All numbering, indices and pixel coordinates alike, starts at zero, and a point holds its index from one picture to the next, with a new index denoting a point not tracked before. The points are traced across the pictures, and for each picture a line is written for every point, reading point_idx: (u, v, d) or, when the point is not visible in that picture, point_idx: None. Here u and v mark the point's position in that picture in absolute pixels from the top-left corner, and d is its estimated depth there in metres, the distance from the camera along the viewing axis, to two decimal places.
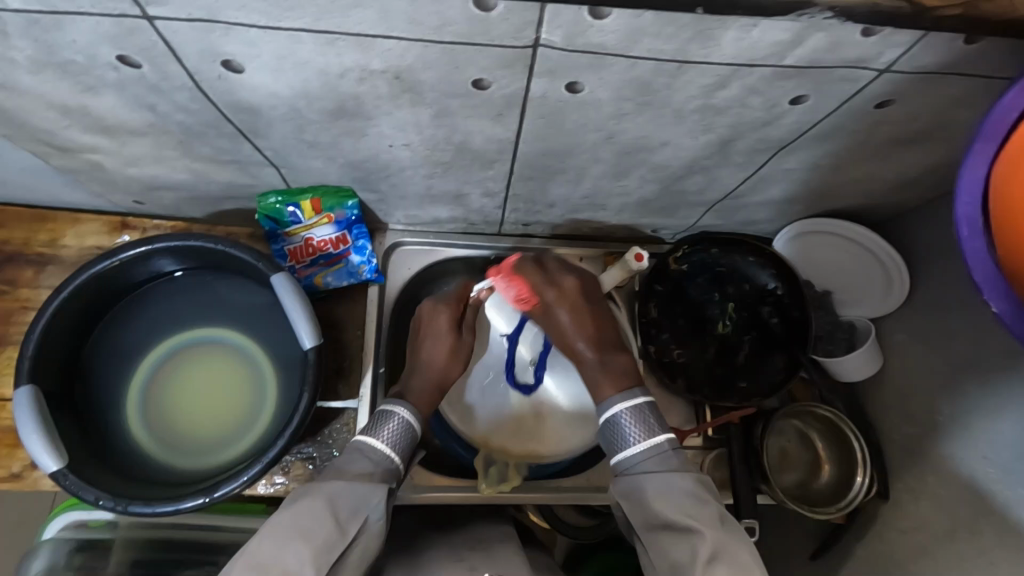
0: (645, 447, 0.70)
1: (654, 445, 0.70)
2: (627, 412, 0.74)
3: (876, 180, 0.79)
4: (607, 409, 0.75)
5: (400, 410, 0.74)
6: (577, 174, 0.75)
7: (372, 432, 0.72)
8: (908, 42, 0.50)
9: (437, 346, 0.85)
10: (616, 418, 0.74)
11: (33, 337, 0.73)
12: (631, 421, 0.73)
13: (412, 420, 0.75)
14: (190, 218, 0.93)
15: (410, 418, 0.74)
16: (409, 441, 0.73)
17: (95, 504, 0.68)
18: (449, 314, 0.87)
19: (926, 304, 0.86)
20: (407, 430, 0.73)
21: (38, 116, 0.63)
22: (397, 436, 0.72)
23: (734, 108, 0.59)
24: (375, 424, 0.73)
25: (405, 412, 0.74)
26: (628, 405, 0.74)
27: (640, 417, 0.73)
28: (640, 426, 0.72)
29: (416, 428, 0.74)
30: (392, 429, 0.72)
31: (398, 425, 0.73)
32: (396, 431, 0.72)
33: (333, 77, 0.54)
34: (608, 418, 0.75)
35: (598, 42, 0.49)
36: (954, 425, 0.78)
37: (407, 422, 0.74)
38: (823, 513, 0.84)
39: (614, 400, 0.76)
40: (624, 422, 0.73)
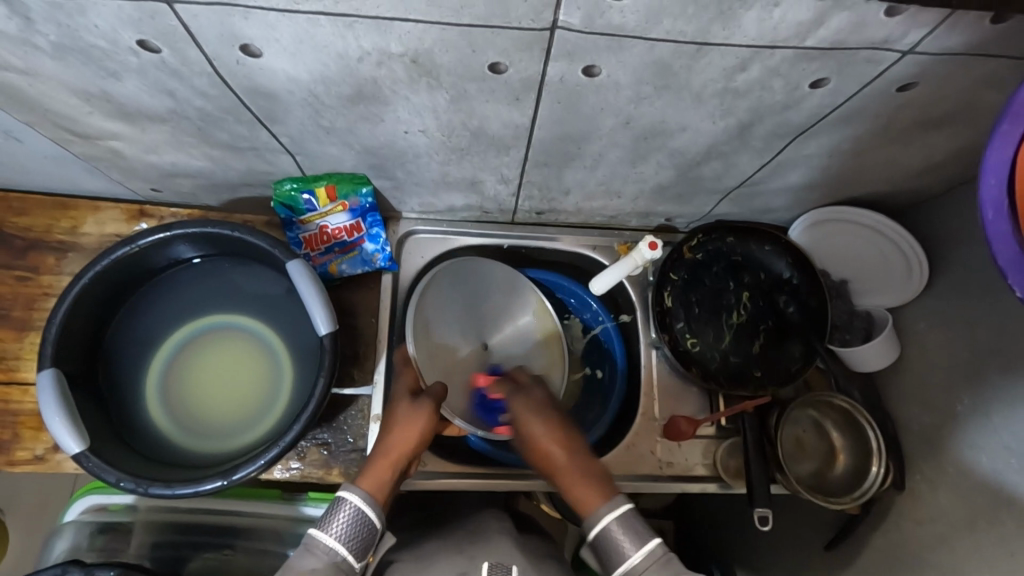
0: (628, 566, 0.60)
1: (648, 553, 0.60)
2: (617, 524, 0.62)
3: (896, 167, 0.78)
4: (593, 518, 0.63)
5: (354, 498, 0.66)
6: (592, 160, 0.75)
7: (324, 523, 0.64)
8: (933, 21, 0.49)
9: (404, 407, 0.78)
10: (602, 530, 0.62)
11: (56, 321, 0.74)
12: (620, 531, 0.62)
13: (366, 508, 0.66)
14: (207, 206, 0.94)
15: (364, 506, 0.66)
16: (364, 535, 0.65)
17: (117, 485, 0.69)
18: (405, 381, 0.83)
19: (947, 293, 0.84)
20: (363, 522, 0.65)
21: (61, 102, 0.64)
22: (351, 528, 0.64)
23: (754, 91, 0.58)
24: (329, 513, 0.66)
25: (358, 500, 0.66)
26: (613, 517, 0.63)
27: (626, 524, 0.62)
28: (630, 535, 0.62)
29: (374, 517, 0.66)
30: (343, 521, 0.65)
31: (351, 513, 0.65)
32: (349, 519, 0.65)
33: (352, 62, 0.55)
34: (595, 532, 0.63)
35: (618, 24, 0.49)
36: (974, 416, 0.77)
37: (360, 512, 0.65)
38: (838, 503, 0.84)
39: (604, 509, 0.63)
40: (614, 533, 0.62)
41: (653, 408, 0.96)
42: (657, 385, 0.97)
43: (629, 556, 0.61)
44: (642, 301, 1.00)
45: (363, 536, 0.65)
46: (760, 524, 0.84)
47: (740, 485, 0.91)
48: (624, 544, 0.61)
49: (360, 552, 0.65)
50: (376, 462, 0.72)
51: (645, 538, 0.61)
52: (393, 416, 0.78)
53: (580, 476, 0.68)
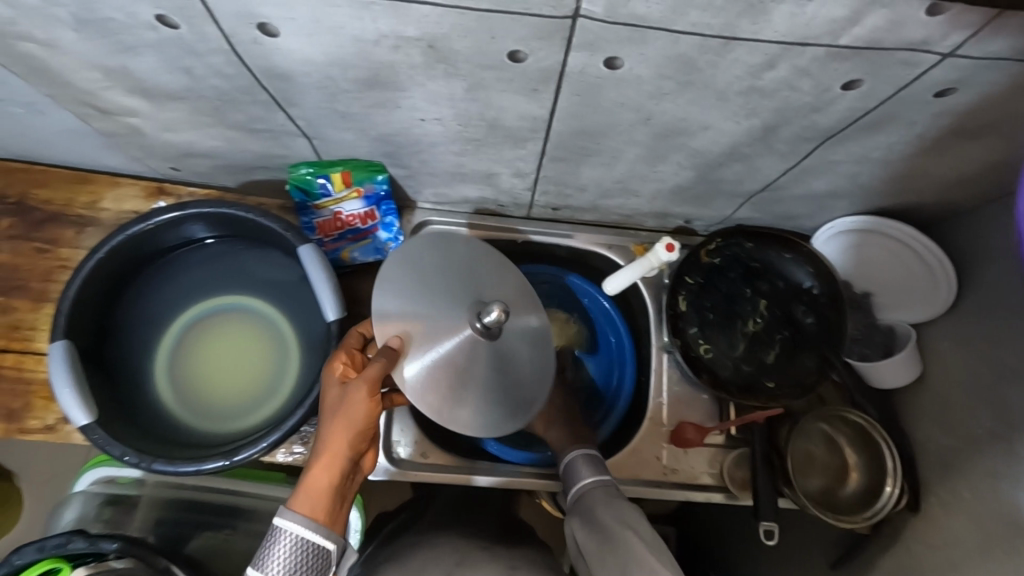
0: (591, 485, 0.77)
1: (602, 483, 0.77)
2: (580, 459, 0.80)
3: (926, 178, 0.75)
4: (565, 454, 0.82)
5: (292, 527, 0.61)
6: (610, 157, 0.73)
7: (263, 560, 0.60)
8: (977, 24, 0.47)
9: (332, 396, 0.65)
10: (571, 462, 0.80)
11: (70, 294, 0.75)
12: (582, 463, 0.79)
13: (302, 536, 0.61)
14: (224, 187, 0.94)
15: (305, 534, 0.61)
16: (310, 560, 0.61)
17: (122, 459, 0.70)
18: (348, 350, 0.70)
19: (975, 312, 0.81)
20: (305, 550, 0.61)
21: (80, 76, 0.64)
22: (298, 559, 0.61)
23: (781, 91, 0.56)
24: (264, 549, 0.61)
25: (291, 528, 0.60)
26: (580, 454, 0.80)
27: (592, 463, 0.80)
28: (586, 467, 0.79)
29: (321, 543, 0.61)
30: (284, 551, 0.60)
31: (291, 542, 0.61)
32: (288, 550, 0.60)
33: (368, 45, 0.54)
34: (564, 463, 0.81)
35: (641, 14, 0.47)
36: (996, 440, 0.74)
37: (296, 539, 0.60)
38: (848, 522, 0.81)
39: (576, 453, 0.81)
40: (577, 465, 0.79)
41: (662, 413, 0.94)
42: (667, 391, 0.95)
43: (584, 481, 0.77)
44: (656, 304, 0.98)
45: (312, 562, 0.61)
46: (766, 538, 0.82)
47: (747, 497, 0.89)
48: (586, 476, 0.78)
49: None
50: (317, 472, 0.63)
51: (598, 472, 0.78)
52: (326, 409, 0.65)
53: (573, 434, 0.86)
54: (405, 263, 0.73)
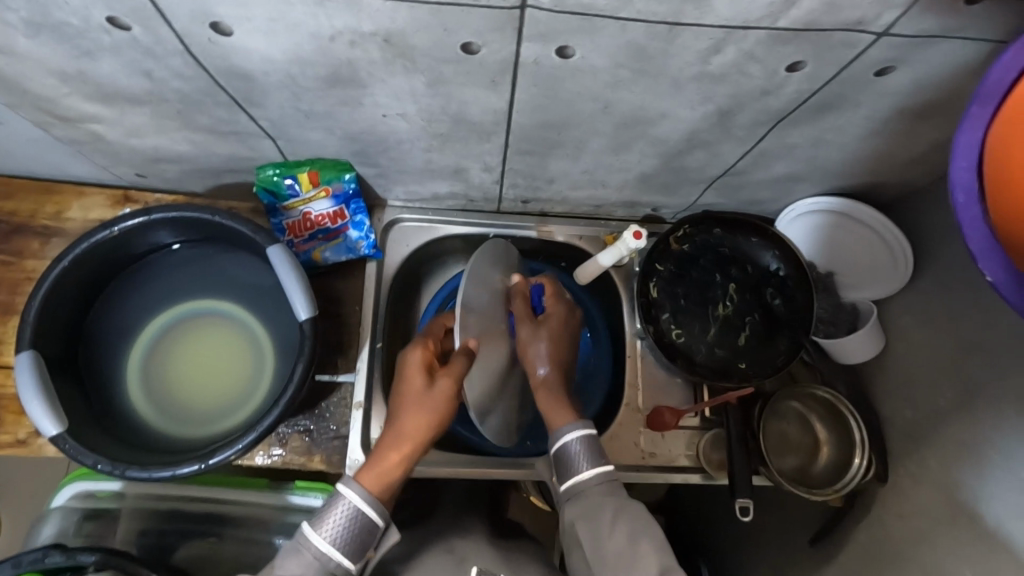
0: (591, 482, 0.67)
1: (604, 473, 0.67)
2: (580, 442, 0.69)
3: (880, 157, 0.77)
4: (557, 436, 0.70)
5: (351, 495, 0.64)
6: (574, 148, 0.75)
7: (317, 522, 0.63)
8: (908, 3, 0.49)
9: (416, 382, 0.73)
10: (564, 446, 0.69)
11: (35, 303, 0.74)
12: (581, 449, 0.68)
13: (363, 505, 0.64)
14: (193, 193, 0.94)
15: (363, 505, 0.64)
16: (361, 536, 0.64)
17: (95, 468, 0.69)
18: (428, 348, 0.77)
19: (933, 286, 0.84)
20: (359, 521, 0.63)
21: (37, 82, 0.64)
22: (347, 535, 0.63)
23: (731, 75, 0.58)
24: (324, 509, 0.64)
25: (353, 496, 0.64)
26: (578, 434, 0.69)
27: (589, 446, 0.69)
28: (591, 458, 0.68)
29: (374, 518, 0.64)
30: (338, 520, 0.63)
31: (348, 513, 0.63)
32: (343, 522, 0.63)
33: (325, 42, 0.54)
34: (557, 445, 0.69)
35: (588, 3, 0.48)
36: (956, 408, 0.77)
37: (354, 509, 0.63)
38: (820, 494, 0.84)
39: (570, 427, 0.70)
40: (574, 450, 0.68)
41: (638, 399, 0.96)
42: (642, 378, 0.97)
43: (581, 471, 0.67)
44: (629, 292, 1.00)
45: (360, 538, 0.64)
46: (742, 515, 0.83)
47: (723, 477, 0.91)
48: (585, 470, 0.67)
49: (356, 552, 0.63)
50: (387, 450, 0.69)
51: (598, 463, 0.68)
52: (404, 397, 0.72)
53: (548, 391, 0.76)
54: (498, 275, 0.83)
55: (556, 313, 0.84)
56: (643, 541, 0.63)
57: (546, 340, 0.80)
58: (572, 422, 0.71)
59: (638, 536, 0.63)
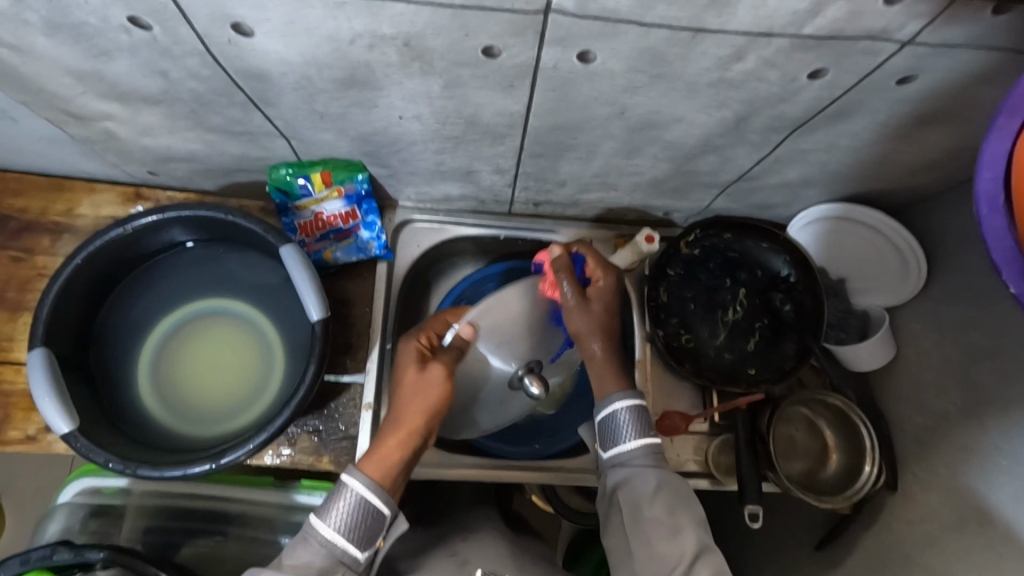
0: (635, 447, 0.71)
1: (647, 443, 0.71)
2: (627, 411, 0.72)
3: (895, 164, 0.77)
4: (606, 403, 0.73)
5: (355, 484, 0.65)
6: (587, 152, 0.74)
7: (324, 513, 0.64)
8: (931, 12, 0.48)
9: (409, 375, 0.72)
10: (613, 415, 0.72)
11: (47, 301, 0.74)
12: (627, 419, 0.72)
13: (366, 494, 0.65)
14: (204, 191, 0.94)
15: (368, 493, 0.65)
16: (365, 524, 0.65)
17: (106, 466, 0.69)
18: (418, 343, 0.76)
19: (944, 294, 0.83)
20: (365, 509, 0.64)
21: (53, 81, 0.64)
22: (354, 522, 0.64)
23: (749, 82, 0.58)
24: (330, 500, 0.65)
25: (357, 486, 0.65)
26: (625, 405, 0.73)
27: (636, 417, 0.72)
28: (635, 427, 0.72)
29: (380, 508, 0.65)
30: (342, 510, 0.64)
31: (353, 503, 0.64)
32: (348, 510, 0.64)
33: (343, 44, 0.54)
34: (603, 415, 0.73)
35: (610, 8, 0.48)
36: (968, 417, 0.76)
37: (358, 498, 0.65)
38: (829, 502, 0.84)
39: (619, 394, 0.74)
40: (620, 419, 0.72)
41: (647, 403, 0.96)
42: (651, 380, 0.97)
43: (626, 441, 0.71)
44: (638, 296, 1.00)
45: (366, 525, 0.65)
46: (750, 521, 0.84)
47: (731, 482, 0.91)
48: (631, 440, 0.71)
49: (363, 542, 0.64)
50: (388, 441, 0.69)
51: (644, 434, 0.72)
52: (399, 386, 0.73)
53: (604, 361, 0.77)
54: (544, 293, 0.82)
55: (602, 285, 0.81)
56: (681, 517, 0.66)
57: (597, 315, 0.79)
58: (618, 392, 0.74)
59: (677, 510, 0.67)
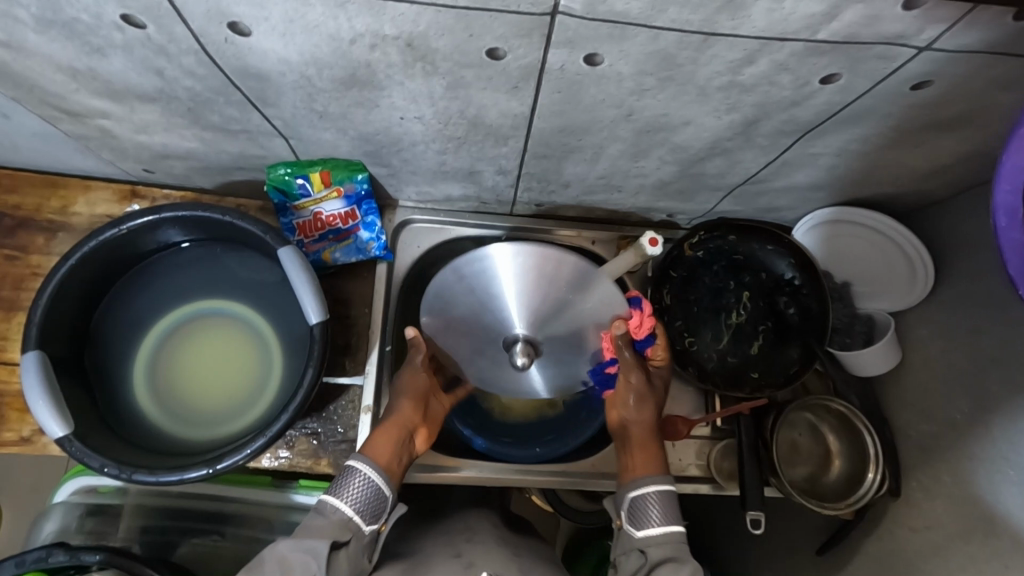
0: (661, 531, 0.68)
1: (674, 531, 0.68)
2: (655, 496, 0.71)
3: (905, 168, 0.76)
4: (639, 483, 0.73)
5: (362, 463, 0.69)
6: (593, 153, 0.73)
7: (338, 491, 0.67)
8: (951, 18, 0.47)
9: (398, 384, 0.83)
10: (643, 495, 0.72)
11: (40, 303, 0.73)
12: (655, 502, 0.71)
13: (376, 476, 0.69)
14: (201, 189, 0.92)
15: (372, 472, 0.69)
16: (374, 503, 0.68)
17: (100, 471, 0.68)
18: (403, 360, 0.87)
19: (951, 300, 0.82)
20: (374, 489, 0.68)
21: (47, 78, 0.62)
22: (367, 498, 0.68)
23: (761, 86, 0.56)
24: (342, 479, 0.69)
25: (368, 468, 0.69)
26: (654, 489, 0.72)
27: (664, 501, 0.71)
28: (663, 512, 0.70)
29: (379, 482, 0.69)
30: (355, 488, 0.68)
31: (365, 484, 0.68)
32: (361, 487, 0.68)
33: (344, 44, 0.53)
34: (633, 493, 0.72)
35: (620, 10, 0.47)
36: (975, 424, 0.75)
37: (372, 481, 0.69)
38: (832, 508, 0.83)
39: (649, 479, 0.73)
40: (648, 501, 0.71)
41: None
42: None
43: (653, 525, 0.69)
44: (642, 298, 1.00)
45: (374, 505, 0.68)
46: (753, 527, 0.83)
47: (733, 487, 0.90)
48: (656, 520, 0.69)
49: (370, 517, 0.68)
50: (384, 428, 0.76)
51: (672, 521, 0.70)
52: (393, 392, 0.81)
53: (645, 444, 0.80)
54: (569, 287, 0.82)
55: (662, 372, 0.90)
56: None
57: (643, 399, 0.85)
58: (655, 476, 0.74)
59: None
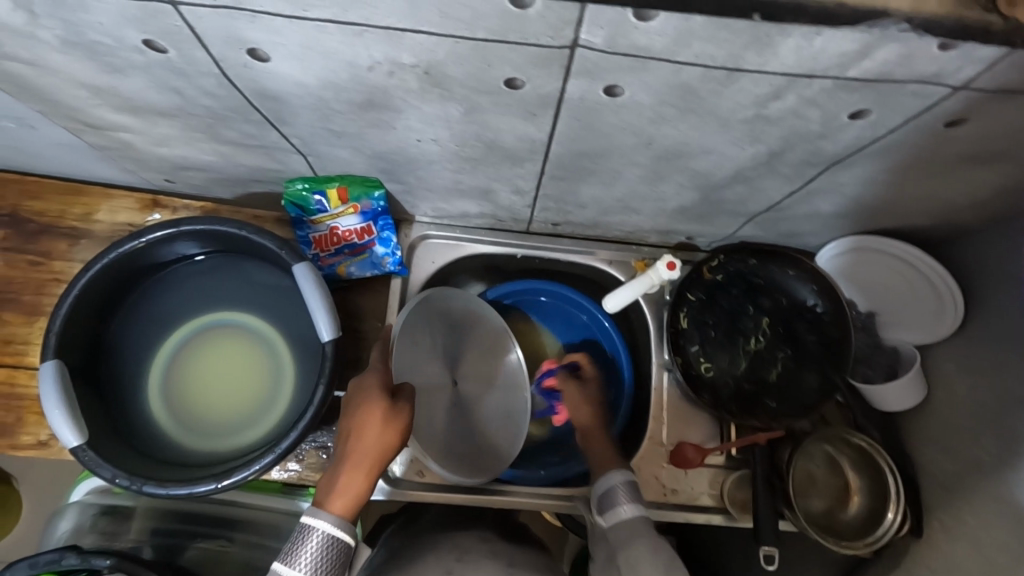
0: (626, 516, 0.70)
1: (638, 512, 0.70)
2: (621, 483, 0.73)
3: (935, 199, 0.73)
4: (602, 479, 0.74)
5: (322, 523, 0.63)
6: (611, 178, 0.72)
7: (289, 558, 0.61)
8: (989, 59, 0.45)
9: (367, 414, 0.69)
10: (608, 488, 0.73)
11: (60, 313, 0.74)
12: (621, 490, 0.72)
13: (336, 533, 0.63)
14: (220, 199, 0.93)
15: (335, 530, 0.63)
16: (336, 561, 0.63)
17: (112, 482, 0.69)
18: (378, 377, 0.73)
19: (981, 335, 0.80)
20: (333, 548, 0.63)
21: (72, 94, 0.63)
22: (325, 561, 0.62)
23: (787, 119, 0.55)
24: (294, 544, 0.63)
25: (326, 526, 0.63)
26: (620, 478, 0.73)
27: (629, 488, 0.72)
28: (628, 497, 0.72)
29: (346, 539, 0.64)
30: (312, 552, 0.62)
31: (320, 545, 0.62)
32: (318, 551, 0.62)
33: (361, 70, 0.52)
34: (601, 490, 0.73)
35: (642, 45, 0.46)
36: (1003, 469, 0.72)
37: (332, 537, 0.63)
38: (850, 547, 0.80)
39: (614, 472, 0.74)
40: (614, 491, 0.72)
41: (661, 432, 0.93)
42: (667, 408, 0.94)
43: (620, 510, 0.71)
44: (657, 321, 0.97)
45: (335, 563, 0.63)
46: (766, 563, 0.80)
47: (746, 519, 0.88)
48: (624, 506, 0.71)
49: None
50: (351, 474, 0.66)
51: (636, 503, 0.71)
52: (362, 423, 0.69)
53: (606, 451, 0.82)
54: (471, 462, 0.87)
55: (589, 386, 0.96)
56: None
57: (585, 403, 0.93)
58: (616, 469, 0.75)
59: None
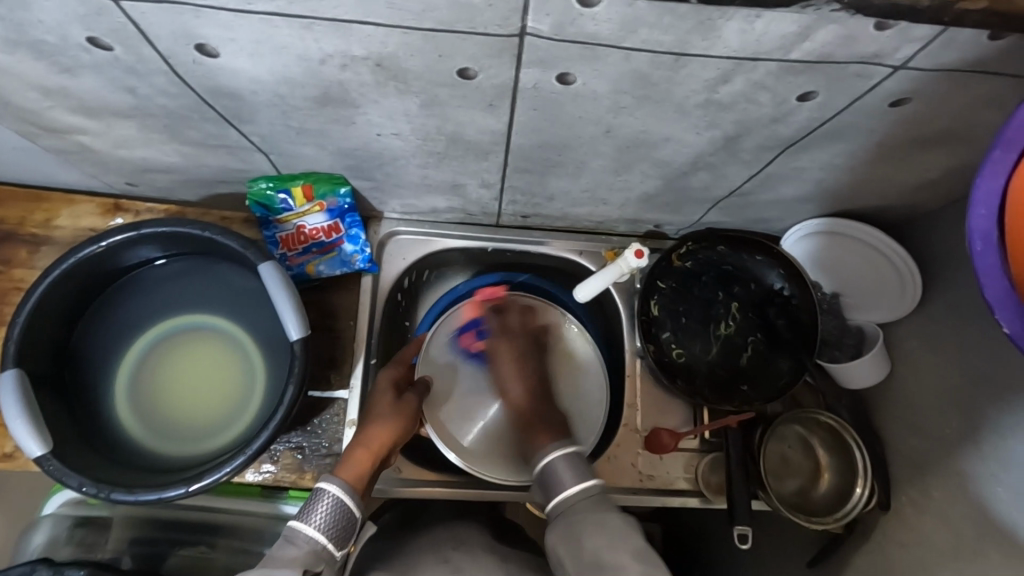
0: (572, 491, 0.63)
1: (584, 485, 0.64)
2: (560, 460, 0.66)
3: (891, 181, 0.75)
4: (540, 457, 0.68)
5: (334, 488, 0.65)
6: (575, 168, 0.72)
7: (303, 516, 0.63)
8: (925, 38, 0.46)
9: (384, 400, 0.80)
10: (547, 463, 0.66)
11: (19, 321, 0.72)
12: (561, 466, 0.66)
13: (347, 497, 0.65)
14: (185, 202, 0.91)
15: (344, 495, 0.65)
16: (345, 524, 0.64)
17: (79, 490, 0.68)
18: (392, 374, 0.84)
19: (940, 312, 0.82)
20: (344, 511, 0.64)
21: (21, 96, 0.62)
22: (334, 522, 0.63)
23: (740, 103, 0.55)
24: (309, 503, 0.64)
25: (338, 490, 0.65)
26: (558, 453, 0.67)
27: (571, 462, 0.66)
28: (571, 472, 0.65)
29: (353, 508, 0.65)
30: (324, 511, 0.63)
31: (334, 505, 0.64)
32: (330, 511, 0.63)
33: (314, 64, 0.52)
34: (541, 463, 0.67)
35: (590, 32, 0.46)
36: (963, 440, 0.74)
37: (342, 501, 0.64)
38: (819, 523, 0.82)
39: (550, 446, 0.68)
40: (555, 467, 0.66)
41: (636, 419, 0.94)
42: (640, 396, 0.95)
43: (565, 487, 0.64)
44: (629, 309, 0.97)
45: (344, 525, 0.64)
46: (739, 542, 0.81)
47: (720, 501, 0.89)
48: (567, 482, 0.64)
49: (341, 541, 0.63)
50: (362, 449, 0.71)
51: (582, 477, 0.65)
52: (378, 407, 0.78)
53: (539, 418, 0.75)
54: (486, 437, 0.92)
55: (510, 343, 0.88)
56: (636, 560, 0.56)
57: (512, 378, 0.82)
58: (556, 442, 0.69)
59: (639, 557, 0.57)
